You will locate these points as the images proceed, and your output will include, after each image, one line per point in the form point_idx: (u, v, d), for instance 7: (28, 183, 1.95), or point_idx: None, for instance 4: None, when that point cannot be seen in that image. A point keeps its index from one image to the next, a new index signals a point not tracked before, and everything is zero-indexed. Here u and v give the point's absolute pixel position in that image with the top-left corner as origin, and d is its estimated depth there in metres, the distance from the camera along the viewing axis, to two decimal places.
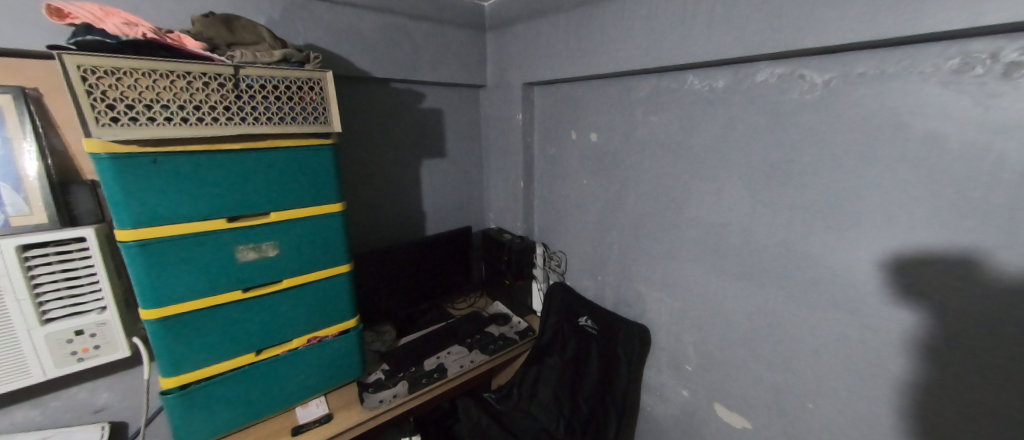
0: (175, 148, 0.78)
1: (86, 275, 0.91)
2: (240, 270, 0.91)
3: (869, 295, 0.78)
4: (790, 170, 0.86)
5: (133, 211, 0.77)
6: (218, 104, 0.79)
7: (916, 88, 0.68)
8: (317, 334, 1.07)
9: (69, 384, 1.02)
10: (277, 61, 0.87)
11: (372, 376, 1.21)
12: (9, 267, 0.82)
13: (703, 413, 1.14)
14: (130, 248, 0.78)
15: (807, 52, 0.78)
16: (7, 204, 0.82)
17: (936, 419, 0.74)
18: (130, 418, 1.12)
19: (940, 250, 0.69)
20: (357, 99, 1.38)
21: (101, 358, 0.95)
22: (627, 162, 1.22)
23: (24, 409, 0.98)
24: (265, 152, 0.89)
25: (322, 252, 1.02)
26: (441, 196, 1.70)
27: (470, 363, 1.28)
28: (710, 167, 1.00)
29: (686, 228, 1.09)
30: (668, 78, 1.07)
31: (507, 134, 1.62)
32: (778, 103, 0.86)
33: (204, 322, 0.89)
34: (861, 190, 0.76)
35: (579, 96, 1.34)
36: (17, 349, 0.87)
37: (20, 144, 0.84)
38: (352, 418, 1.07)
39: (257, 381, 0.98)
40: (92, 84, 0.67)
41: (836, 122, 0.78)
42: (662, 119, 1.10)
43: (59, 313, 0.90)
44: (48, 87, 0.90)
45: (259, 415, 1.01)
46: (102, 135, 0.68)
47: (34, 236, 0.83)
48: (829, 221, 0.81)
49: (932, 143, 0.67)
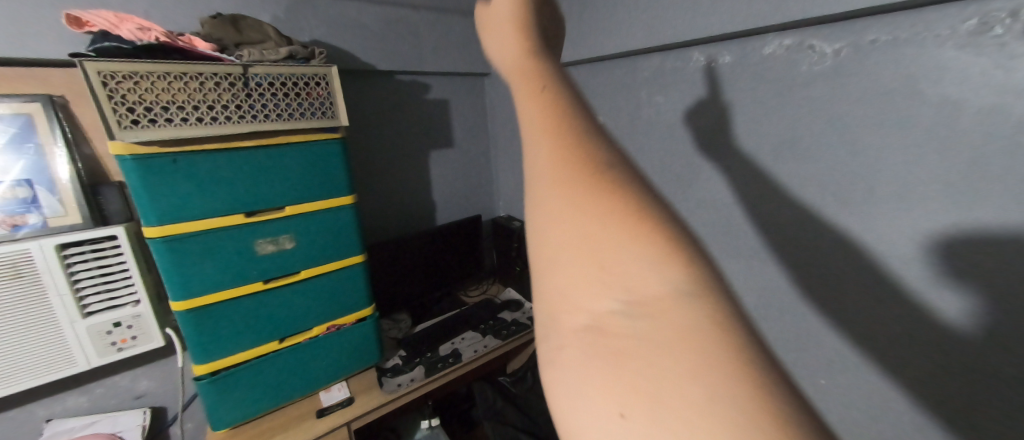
0: (193, 148, 0.81)
1: (120, 271, 0.96)
2: (261, 262, 0.95)
3: (883, 269, 0.76)
4: (798, 145, 0.84)
5: (157, 209, 0.81)
6: (230, 103, 0.82)
7: (931, 53, 0.65)
8: (336, 322, 1.11)
9: (111, 373, 1.10)
10: (283, 59, 0.90)
11: (390, 362, 1.26)
12: (50, 265, 0.88)
13: None
14: (157, 244, 0.82)
15: (813, 22, 0.76)
16: (44, 206, 0.89)
17: (948, 394, 0.73)
18: (169, 404, 1.20)
19: (955, 221, 0.67)
20: (364, 93, 1.41)
21: (138, 348, 1.01)
22: (635, 145, 1.21)
23: (73, 395, 1.06)
24: (276, 148, 0.92)
25: (336, 243, 1.06)
26: (450, 186, 1.73)
27: (484, 348, 1.31)
28: (718, 146, 0.99)
29: (695, 209, 1.08)
30: (672, 56, 1.05)
31: (513, 121, 1.62)
32: (787, 75, 0.83)
33: (230, 313, 0.94)
34: (873, 162, 0.74)
35: (584, 80, 1.33)
36: (63, 340, 0.93)
37: (52, 150, 0.90)
38: (372, 400, 1.12)
39: (282, 367, 1.04)
40: (112, 88, 0.70)
41: (846, 93, 0.76)
42: (667, 98, 1.09)
43: (97, 307, 0.96)
44: (74, 94, 0.94)
45: (285, 399, 1.07)
46: (125, 138, 0.72)
47: (71, 235, 0.89)
48: (840, 195, 0.79)
49: (949, 110, 0.65)
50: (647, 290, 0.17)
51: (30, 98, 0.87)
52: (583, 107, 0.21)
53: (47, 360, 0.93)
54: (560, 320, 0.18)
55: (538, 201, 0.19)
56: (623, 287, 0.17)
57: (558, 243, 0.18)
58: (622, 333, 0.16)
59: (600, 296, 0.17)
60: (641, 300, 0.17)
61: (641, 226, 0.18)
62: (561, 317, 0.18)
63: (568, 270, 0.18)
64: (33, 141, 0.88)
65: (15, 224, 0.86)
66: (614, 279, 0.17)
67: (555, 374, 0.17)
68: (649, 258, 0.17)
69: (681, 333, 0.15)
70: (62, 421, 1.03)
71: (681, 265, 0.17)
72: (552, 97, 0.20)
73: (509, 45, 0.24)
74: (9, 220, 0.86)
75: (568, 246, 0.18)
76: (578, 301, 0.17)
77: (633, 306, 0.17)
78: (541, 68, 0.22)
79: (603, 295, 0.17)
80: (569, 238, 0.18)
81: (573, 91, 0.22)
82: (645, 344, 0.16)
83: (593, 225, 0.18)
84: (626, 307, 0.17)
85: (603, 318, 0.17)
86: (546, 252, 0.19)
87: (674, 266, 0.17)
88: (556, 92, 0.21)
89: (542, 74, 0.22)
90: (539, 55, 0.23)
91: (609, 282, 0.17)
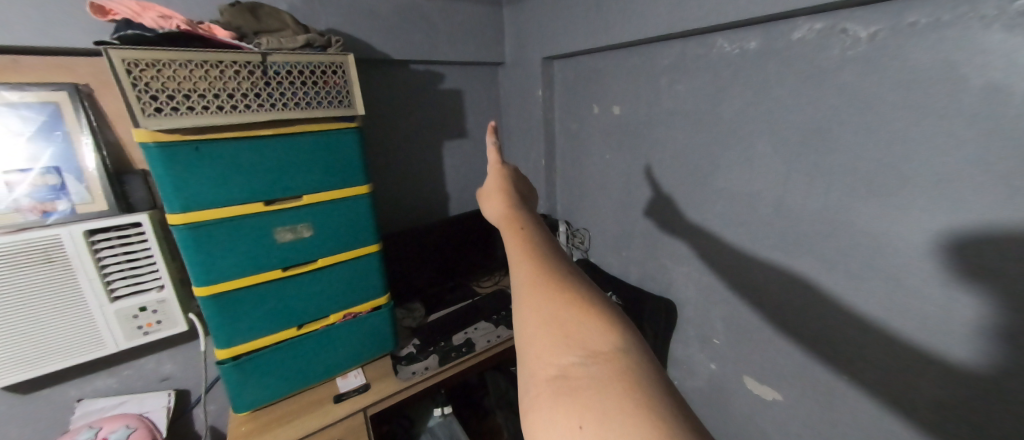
0: (214, 136, 0.82)
1: (145, 257, 0.99)
2: (279, 250, 0.97)
3: (915, 264, 0.73)
4: (826, 135, 0.81)
5: (181, 196, 0.82)
6: (249, 91, 0.83)
7: (975, 36, 0.62)
8: (352, 310, 1.12)
9: (137, 355, 1.13)
10: (301, 47, 0.90)
11: (405, 350, 1.27)
12: (79, 250, 0.91)
13: (731, 385, 1.14)
14: (181, 231, 0.84)
15: (847, 4, 0.73)
16: (72, 193, 0.91)
17: (973, 397, 0.70)
18: (192, 387, 1.23)
19: (994, 217, 0.63)
20: (379, 83, 1.41)
21: (163, 332, 1.04)
22: (652, 135, 1.19)
23: (102, 376, 1.10)
24: (294, 137, 0.92)
25: (353, 232, 1.07)
26: (463, 177, 1.72)
27: (497, 338, 1.32)
28: (740, 136, 0.96)
29: (714, 201, 1.06)
30: (693, 43, 1.02)
31: (527, 111, 1.60)
32: (817, 61, 0.80)
33: (250, 299, 0.95)
34: (907, 152, 0.71)
35: (601, 68, 1.30)
36: (93, 323, 0.96)
37: (78, 137, 0.92)
38: (388, 387, 1.14)
39: (301, 353, 1.06)
40: (136, 76, 0.71)
41: (881, 79, 0.72)
42: (687, 86, 1.06)
43: (124, 292, 0.99)
44: (98, 82, 0.96)
45: (305, 384, 1.09)
46: (149, 125, 0.73)
47: (98, 221, 0.91)
48: (871, 187, 0.76)
49: (994, 96, 0.61)
50: (596, 349, 0.29)
51: (57, 86, 0.90)
52: (556, 258, 0.37)
53: (78, 342, 0.96)
54: (541, 374, 0.29)
55: (529, 303, 0.33)
56: (580, 348, 0.29)
57: (542, 329, 0.31)
58: (581, 376, 0.27)
59: (567, 355, 0.29)
60: (592, 355, 0.28)
61: (591, 315, 0.31)
62: (542, 371, 0.29)
63: (548, 342, 0.30)
64: (60, 129, 0.91)
65: (45, 210, 0.89)
66: (575, 345, 0.29)
67: (539, 412, 0.27)
68: (596, 331, 0.30)
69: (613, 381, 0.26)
70: (92, 401, 1.08)
71: (616, 338, 0.30)
72: (537, 257, 0.37)
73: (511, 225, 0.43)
74: (39, 206, 0.89)
75: (548, 328, 0.31)
76: (553, 359, 0.29)
77: (588, 360, 0.28)
78: (531, 240, 0.39)
79: (569, 354, 0.29)
80: (549, 324, 0.31)
81: (550, 252, 0.38)
82: (593, 381, 0.27)
83: (562, 315, 0.31)
84: (584, 360, 0.28)
85: (569, 369, 0.28)
86: (534, 333, 0.31)
87: (612, 337, 0.30)
88: (540, 254, 0.37)
89: (532, 243, 0.39)
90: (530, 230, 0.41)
91: (572, 345, 0.29)
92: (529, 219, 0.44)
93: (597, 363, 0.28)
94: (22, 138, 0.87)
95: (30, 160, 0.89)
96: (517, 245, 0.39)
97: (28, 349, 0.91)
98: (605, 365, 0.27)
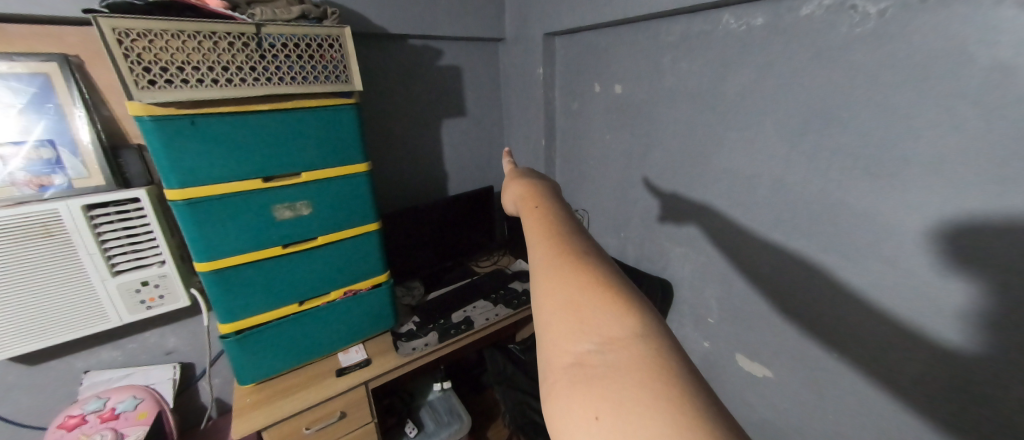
0: (210, 110, 0.81)
1: (145, 233, 0.99)
2: (280, 227, 0.97)
3: (911, 245, 0.73)
4: (828, 116, 0.80)
5: (178, 172, 0.81)
6: (244, 64, 0.81)
7: (987, 11, 0.60)
8: (353, 287, 1.14)
9: (141, 329, 1.15)
10: (296, 18, 0.88)
11: (405, 327, 1.29)
12: (78, 225, 0.91)
13: (723, 363, 1.17)
14: (179, 207, 0.84)
15: None
16: (67, 167, 0.91)
17: (960, 373, 0.72)
18: (196, 361, 1.26)
19: (994, 198, 0.63)
20: (375, 58, 1.38)
21: (165, 307, 1.06)
22: (653, 115, 1.18)
23: (108, 349, 1.12)
24: (292, 112, 0.91)
25: (353, 210, 1.07)
26: (463, 156, 1.71)
27: (495, 316, 1.34)
28: (742, 116, 0.95)
29: (714, 182, 1.05)
30: (699, 19, 0.99)
31: (528, 89, 1.57)
32: (824, 38, 0.79)
33: (250, 275, 0.96)
34: (912, 133, 0.70)
35: (604, 45, 1.28)
36: (96, 297, 0.98)
37: (71, 110, 0.91)
38: (388, 362, 1.16)
39: (302, 329, 1.07)
40: (128, 47, 0.69)
41: (889, 57, 0.71)
42: (692, 65, 1.04)
43: (125, 266, 1.00)
44: (88, 53, 0.94)
45: (307, 358, 1.12)
46: (143, 98, 0.72)
47: (96, 196, 0.91)
48: (870, 168, 0.76)
49: (1001, 75, 0.60)
50: (614, 333, 0.22)
51: (47, 57, 0.88)
52: (573, 230, 0.30)
53: (82, 315, 0.97)
54: (555, 362, 0.23)
55: (543, 284, 0.27)
56: (596, 333, 0.23)
57: (552, 311, 0.25)
58: (597, 365, 0.21)
59: (580, 340, 0.23)
60: (609, 340, 0.22)
61: (610, 295, 0.24)
62: (556, 360, 0.23)
63: (559, 327, 0.24)
64: (53, 102, 0.90)
65: (41, 184, 0.89)
66: (589, 328, 0.23)
67: (553, 407, 0.22)
68: (613, 312, 0.23)
69: (637, 365, 0.20)
70: (99, 372, 1.11)
71: (637, 321, 0.23)
72: (554, 229, 0.30)
73: (525, 193, 0.35)
74: (35, 180, 0.89)
75: (558, 310, 0.25)
76: (565, 346, 0.23)
77: (605, 346, 0.22)
78: (546, 212, 0.32)
79: (582, 339, 0.23)
80: (560, 306, 0.25)
81: (570, 225, 0.31)
82: (612, 370, 0.20)
83: (575, 294, 0.25)
84: (599, 347, 0.22)
85: (584, 356, 0.22)
86: (546, 318, 0.25)
87: (633, 320, 0.23)
88: (558, 227, 0.30)
89: (548, 214, 0.32)
90: (546, 202, 0.34)
91: (586, 330, 0.23)
92: (547, 186, 0.36)
93: (617, 350, 0.21)
94: (13, 110, 0.86)
95: (23, 132, 0.88)
96: (531, 218, 0.32)
97: (33, 320, 0.92)
98: (625, 352, 0.21)
